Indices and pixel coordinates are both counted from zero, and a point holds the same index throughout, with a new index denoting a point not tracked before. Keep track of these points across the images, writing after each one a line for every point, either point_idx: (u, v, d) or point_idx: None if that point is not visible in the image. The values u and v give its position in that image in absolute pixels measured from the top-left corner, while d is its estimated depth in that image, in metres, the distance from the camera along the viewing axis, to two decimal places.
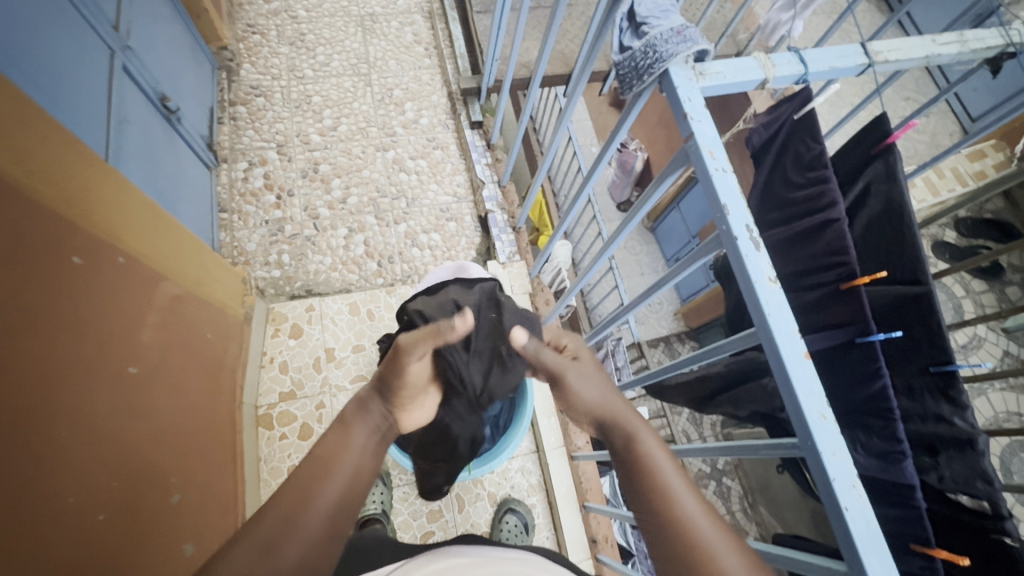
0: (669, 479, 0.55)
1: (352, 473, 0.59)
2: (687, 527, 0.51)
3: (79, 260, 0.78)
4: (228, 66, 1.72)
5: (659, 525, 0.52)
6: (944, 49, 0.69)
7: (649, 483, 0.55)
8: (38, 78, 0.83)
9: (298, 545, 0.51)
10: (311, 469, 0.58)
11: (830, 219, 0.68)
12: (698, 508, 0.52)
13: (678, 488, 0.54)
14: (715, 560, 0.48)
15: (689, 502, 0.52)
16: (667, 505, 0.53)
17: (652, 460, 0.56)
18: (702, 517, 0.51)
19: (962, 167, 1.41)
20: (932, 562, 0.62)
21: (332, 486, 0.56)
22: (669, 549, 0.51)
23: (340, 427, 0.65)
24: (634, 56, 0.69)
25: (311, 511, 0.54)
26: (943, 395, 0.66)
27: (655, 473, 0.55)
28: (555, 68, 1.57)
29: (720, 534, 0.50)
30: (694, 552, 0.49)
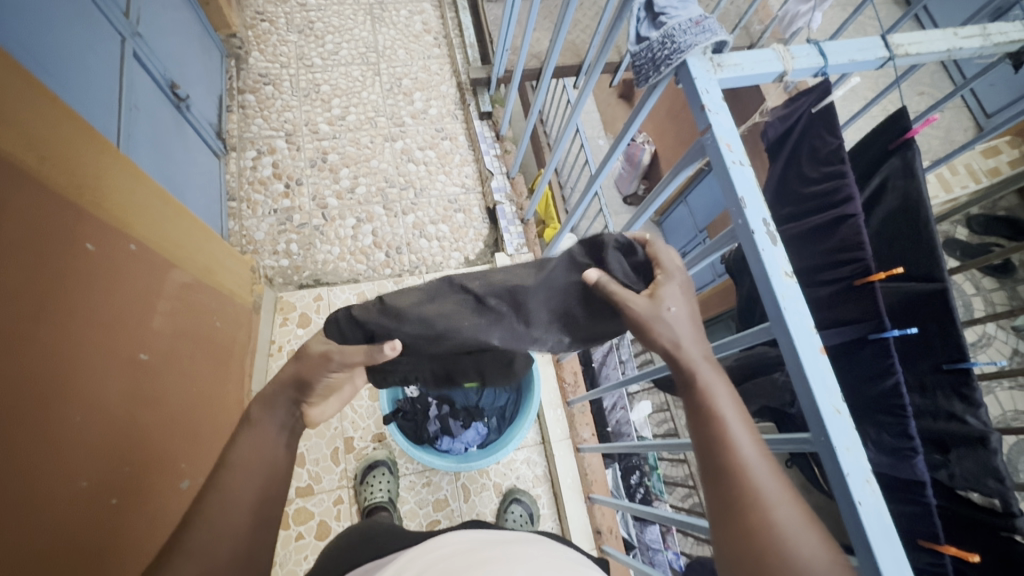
0: (729, 423, 0.55)
1: (267, 466, 0.60)
2: (742, 472, 0.51)
3: (92, 246, 0.78)
4: (237, 54, 1.71)
5: (715, 464, 0.53)
6: (966, 43, 0.68)
7: (710, 424, 0.55)
8: (49, 63, 0.83)
9: (228, 542, 0.54)
10: (225, 471, 0.58)
11: (846, 214, 0.67)
12: (757, 456, 0.52)
13: (738, 434, 0.54)
14: (762, 503, 0.49)
15: (745, 448, 0.52)
16: (726, 447, 0.53)
17: (716, 403, 0.56)
18: (758, 466, 0.52)
19: (976, 163, 1.39)
20: (940, 557, 0.63)
21: (246, 483, 0.57)
22: (719, 486, 0.52)
23: (248, 425, 0.62)
24: (652, 46, 0.69)
25: (232, 506, 0.56)
26: (956, 392, 0.66)
27: (717, 416, 0.55)
28: (566, 59, 1.56)
29: (775, 483, 0.50)
30: (744, 494, 0.50)
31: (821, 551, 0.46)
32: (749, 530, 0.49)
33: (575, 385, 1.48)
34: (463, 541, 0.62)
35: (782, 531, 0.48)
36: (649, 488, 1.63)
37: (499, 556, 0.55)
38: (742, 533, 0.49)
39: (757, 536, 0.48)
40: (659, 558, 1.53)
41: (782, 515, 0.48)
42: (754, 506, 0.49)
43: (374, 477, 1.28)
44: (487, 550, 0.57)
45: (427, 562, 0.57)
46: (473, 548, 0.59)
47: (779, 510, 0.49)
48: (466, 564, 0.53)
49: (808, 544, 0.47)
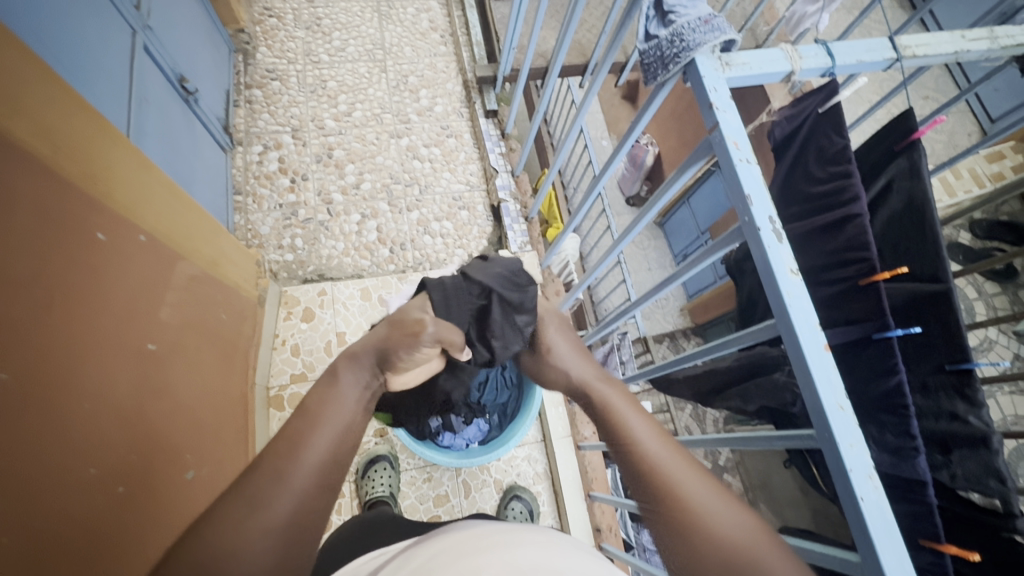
0: (632, 424, 0.59)
1: (342, 427, 0.61)
2: (647, 460, 0.55)
3: (102, 236, 0.79)
4: (244, 49, 1.72)
5: (626, 458, 0.57)
6: (974, 45, 0.68)
7: (617, 429, 0.60)
8: (60, 52, 0.83)
9: (290, 497, 0.51)
10: (299, 426, 0.59)
11: (852, 213, 0.68)
12: (659, 443, 0.56)
13: (639, 430, 0.58)
14: (670, 482, 0.52)
15: (651, 440, 0.57)
16: (630, 444, 0.57)
17: (619, 413, 0.62)
18: (662, 451, 0.55)
19: (980, 168, 1.39)
20: (940, 557, 0.63)
21: (321, 439, 0.58)
22: (636, 483, 0.55)
23: (327, 386, 0.67)
24: (660, 45, 0.69)
25: (300, 463, 0.54)
26: (959, 393, 0.66)
27: (621, 420, 0.61)
28: (572, 58, 1.56)
29: (679, 462, 0.54)
30: (654, 480, 0.53)
31: (726, 514, 0.49)
32: (666, 512, 0.51)
33: None
34: (468, 528, 0.61)
35: (690, 501, 0.50)
36: None
37: (503, 541, 0.55)
38: (664, 518, 0.51)
39: (674, 514, 0.50)
40: (657, 558, 1.53)
41: (691, 488, 0.52)
42: (664, 487, 0.52)
43: (375, 472, 1.29)
44: (491, 535, 0.56)
45: (432, 548, 0.57)
46: (480, 533, 0.58)
47: (687, 485, 0.52)
48: (469, 549, 0.53)
49: (716, 508, 0.50)
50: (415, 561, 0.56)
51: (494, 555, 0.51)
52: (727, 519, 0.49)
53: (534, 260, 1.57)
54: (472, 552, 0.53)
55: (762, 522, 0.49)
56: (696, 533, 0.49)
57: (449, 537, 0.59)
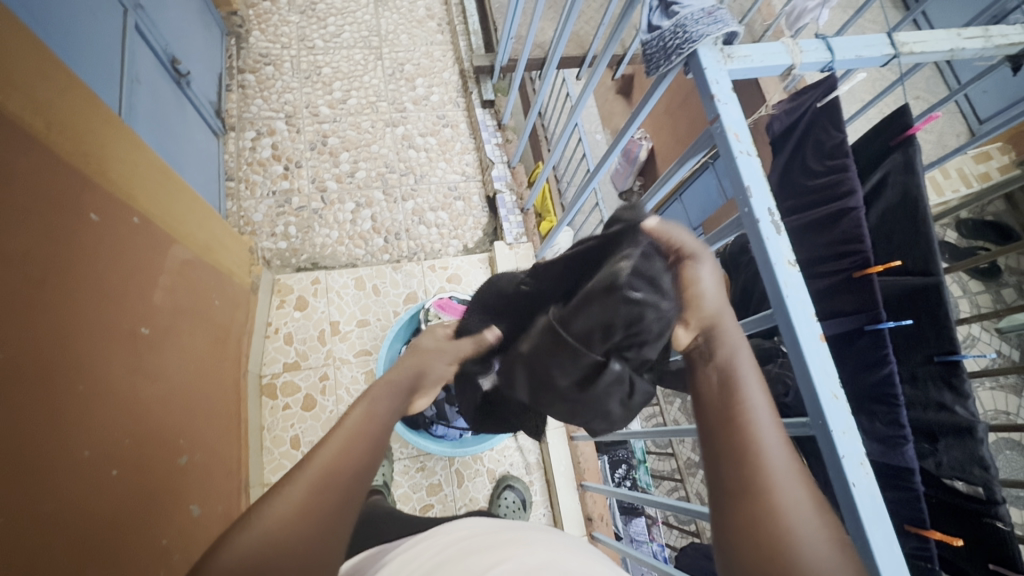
0: (756, 398, 0.47)
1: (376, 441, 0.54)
2: (757, 446, 0.44)
3: (95, 218, 0.77)
4: (237, 32, 1.69)
5: (725, 427, 0.47)
6: (969, 44, 0.70)
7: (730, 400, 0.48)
8: (51, 27, 0.81)
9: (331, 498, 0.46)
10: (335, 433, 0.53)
11: (847, 207, 0.69)
12: (777, 436, 0.46)
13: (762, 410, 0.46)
14: (775, 489, 0.42)
15: (765, 421, 0.46)
16: (748, 425, 0.46)
17: (742, 377, 0.49)
18: (780, 453, 0.44)
19: (967, 168, 1.41)
20: (925, 542, 0.65)
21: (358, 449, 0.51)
22: (734, 468, 0.44)
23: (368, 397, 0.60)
24: (663, 36, 0.69)
25: (338, 470, 0.48)
26: (946, 382, 0.68)
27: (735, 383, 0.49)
28: (570, 50, 1.56)
29: (793, 466, 0.44)
30: (760, 475, 0.43)
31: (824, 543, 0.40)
32: (758, 511, 0.42)
33: None
34: (478, 526, 0.63)
35: (794, 518, 0.41)
36: (636, 479, 1.66)
37: (512, 539, 0.57)
38: (753, 521, 0.42)
39: (766, 521, 0.41)
40: (646, 548, 1.55)
41: (789, 495, 0.42)
42: (770, 489, 0.42)
43: None
44: (498, 541, 0.56)
45: (442, 543, 0.59)
46: (490, 532, 0.60)
47: (791, 494, 0.42)
48: (478, 550, 0.54)
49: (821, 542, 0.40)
50: (421, 563, 0.56)
51: (507, 551, 0.53)
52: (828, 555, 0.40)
53: (529, 251, 1.57)
54: (484, 548, 0.55)
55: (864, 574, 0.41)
56: (785, 553, 0.39)
57: (462, 532, 0.61)
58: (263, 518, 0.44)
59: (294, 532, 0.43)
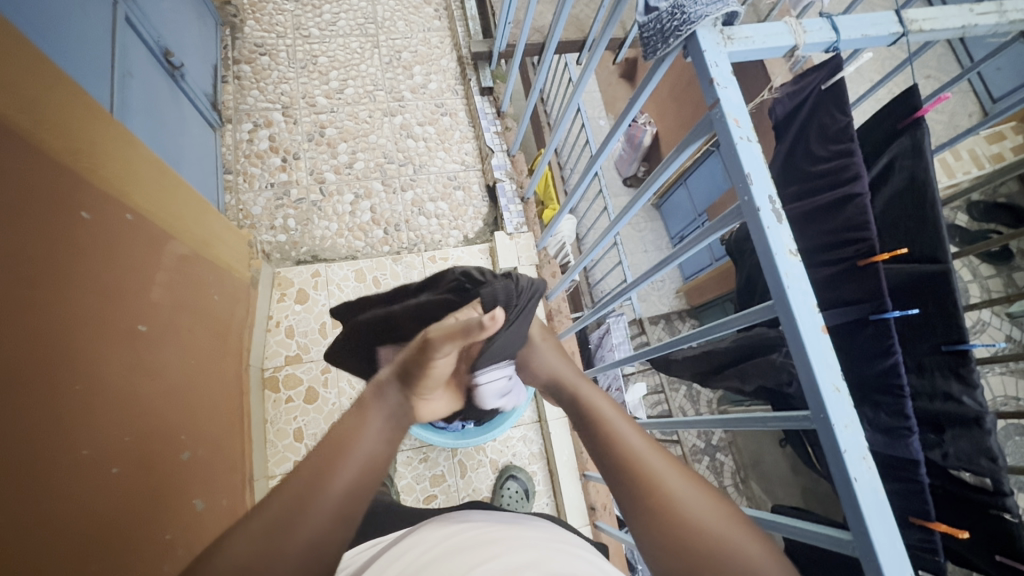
0: (616, 422, 0.58)
1: (366, 461, 0.54)
2: (625, 447, 0.54)
3: (88, 215, 0.77)
4: (231, 22, 1.66)
5: (599, 444, 0.57)
6: (982, 19, 0.66)
7: (598, 426, 0.58)
8: (38, 22, 0.80)
9: (307, 529, 0.47)
10: (324, 454, 0.53)
11: (853, 192, 0.67)
12: (642, 441, 0.55)
13: (623, 427, 0.57)
14: (657, 478, 0.50)
15: (628, 427, 0.57)
16: (616, 441, 0.55)
17: (601, 411, 0.60)
18: (648, 449, 0.53)
19: (979, 149, 1.37)
20: (930, 534, 0.64)
21: (346, 470, 0.52)
22: (620, 480, 0.52)
23: (357, 412, 0.60)
24: (660, 17, 0.66)
25: (322, 492, 0.49)
26: (954, 372, 0.66)
27: (596, 411, 0.61)
28: (570, 34, 1.52)
29: (656, 447, 0.54)
30: (639, 474, 0.51)
31: (697, 494, 0.49)
32: (644, 492, 0.50)
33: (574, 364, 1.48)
34: (470, 522, 0.62)
35: (671, 484, 0.50)
36: None
37: (504, 536, 0.56)
38: (649, 516, 0.49)
39: (651, 496, 0.49)
40: None
41: (661, 469, 0.51)
42: (650, 482, 0.50)
43: None
44: (491, 538, 0.56)
45: (433, 540, 0.58)
46: (480, 529, 0.59)
47: (665, 470, 0.51)
48: (470, 547, 0.54)
49: (702, 507, 0.48)
50: (412, 558, 0.56)
51: (494, 550, 0.53)
52: (703, 504, 0.48)
53: (530, 241, 1.55)
54: (474, 547, 0.54)
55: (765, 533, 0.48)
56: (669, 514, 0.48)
57: (455, 528, 0.60)
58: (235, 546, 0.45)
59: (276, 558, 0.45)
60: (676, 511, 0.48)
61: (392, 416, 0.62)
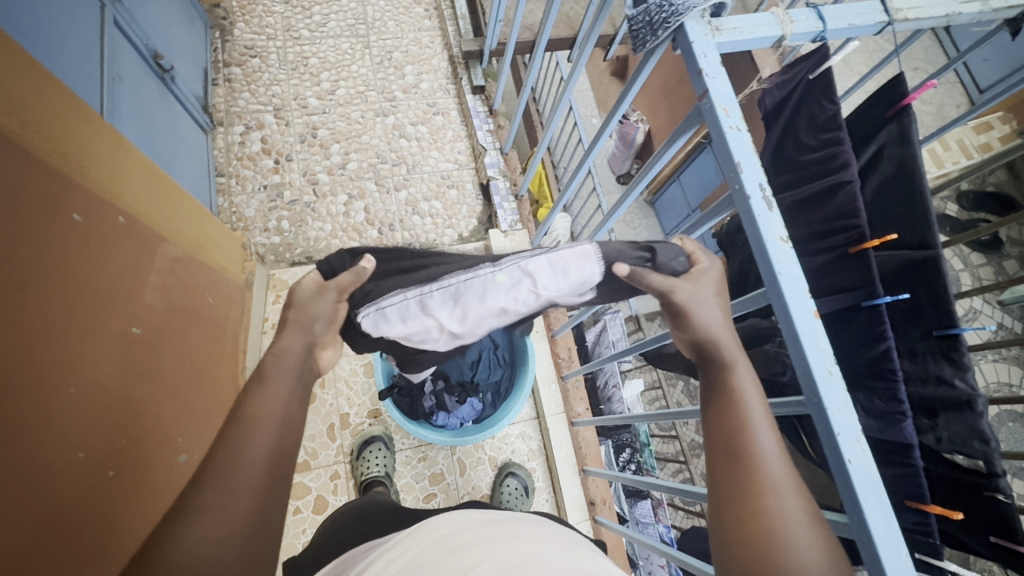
0: (753, 411, 0.53)
1: (281, 421, 0.50)
2: (756, 461, 0.50)
3: (79, 217, 0.77)
4: (221, 24, 1.65)
5: (730, 442, 0.52)
6: (965, 7, 0.67)
7: (733, 411, 0.54)
8: (26, 25, 0.80)
9: (240, 500, 0.45)
10: (233, 426, 0.49)
11: (842, 180, 0.67)
12: (773, 444, 0.51)
13: (758, 420, 0.52)
14: (775, 496, 0.48)
15: (765, 439, 0.51)
16: (745, 434, 0.52)
17: (740, 388, 0.55)
18: (778, 469, 0.50)
19: (968, 138, 1.38)
20: (925, 516, 0.65)
21: (261, 439, 0.48)
22: (730, 473, 0.51)
23: (258, 379, 0.52)
24: (648, 10, 0.66)
25: (245, 466, 0.46)
26: (945, 356, 0.67)
27: (741, 402, 0.54)
28: (560, 31, 1.52)
29: (788, 474, 0.49)
30: (753, 480, 0.49)
31: (813, 542, 0.46)
32: (756, 516, 0.48)
33: (569, 359, 1.49)
34: (464, 519, 0.62)
35: (789, 523, 0.47)
36: (641, 462, 1.68)
37: (500, 534, 0.56)
38: (745, 519, 0.48)
39: (760, 524, 0.47)
40: (652, 530, 1.56)
41: (782, 503, 0.48)
42: (762, 493, 0.48)
43: (370, 452, 1.29)
44: (483, 535, 0.56)
45: (422, 543, 0.58)
46: (469, 529, 0.59)
47: (787, 502, 0.48)
48: (467, 545, 0.54)
49: (809, 540, 0.46)
50: (408, 556, 0.56)
51: (487, 551, 0.52)
52: (816, 553, 0.46)
53: (524, 238, 1.56)
54: (468, 544, 0.54)
55: (837, 539, 0.47)
56: (775, 554, 0.46)
57: (449, 527, 0.60)
58: (190, 529, 0.43)
59: (221, 535, 0.43)
60: (783, 552, 0.46)
61: (301, 370, 0.56)
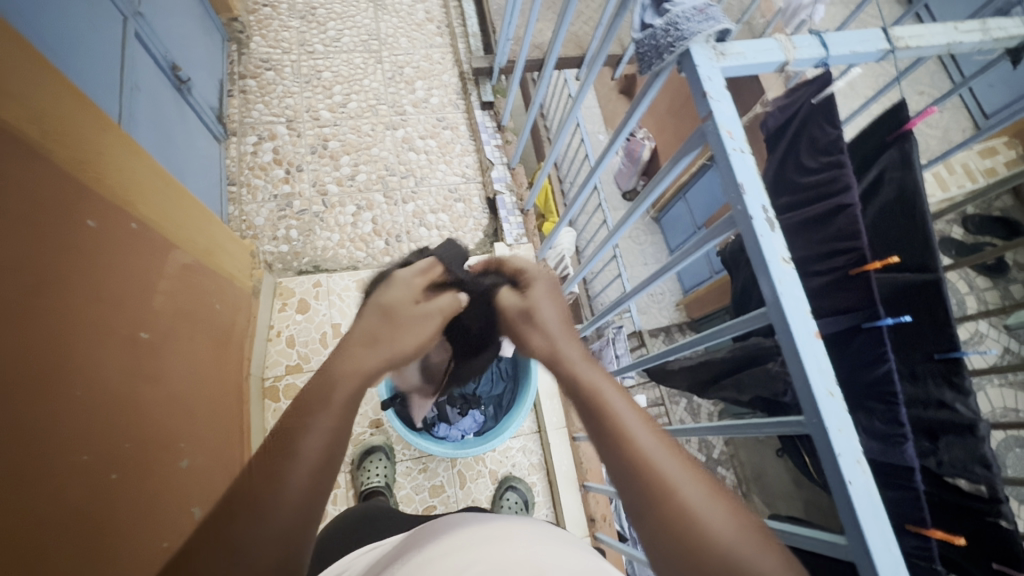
0: (623, 412, 0.48)
1: (321, 460, 0.47)
2: (641, 462, 0.44)
3: (93, 223, 0.78)
4: (238, 38, 1.70)
5: (610, 453, 0.47)
6: (966, 37, 0.68)
7: (599, 417, 0.49)
8: (50, 37, 0.82)
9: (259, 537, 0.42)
10: (275, 453, 0.46)
11: (844, 203, 0.68)
12: (653, 437, 0.46)
13: (627, 419, 0.48)
14: (671, 488, 0.43)
15: (643, 433, 0.46)
16: (625, 440, 0.46)
17: (601, 393, 0.51)
18: (665, 456, 0.45)
19: (972, 162, 1.39)
20: (927, 541, 0.64)
21: (299, 469, 0.45)
22: (626, 487, 0.44)
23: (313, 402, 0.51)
24: (655, 34, 0.69)
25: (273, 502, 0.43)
26: (947, 380, 0.67)
27: (605, 406, 0.49)
28: (568, 50, 1.55)
29: (678, 460, 0.45)
30: (649, 484, 0.43)
31: (723, 519, 0.41)
32: (664, 520, 0.42)
33: None
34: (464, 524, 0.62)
35: (694, 512, 0.41)
36: None
37: (504, 536, 0.56)
38: (657, 528, 0.42)
39: (672, 524, 0.41)
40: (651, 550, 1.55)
41: (683, 491, 0.43)
42: (662, 493, 0.42)
43: (371, 462, 1.30)
44: (480, 540, 0.55)
45: (428, 541, 0.58)
46: (472, 526, 0.59)
47: (687, 490, 0.43)
48: (461, 548, 0.54)
49: (720, 518, 0.41)
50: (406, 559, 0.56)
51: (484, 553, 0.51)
52: (729, 531, 0.41)
53: (529, 252, 1.57)
54: (465, 548, 0.54)
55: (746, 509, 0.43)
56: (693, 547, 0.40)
57: (448, 530, 0.60)
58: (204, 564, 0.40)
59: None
60: (698, 541, 0.40)
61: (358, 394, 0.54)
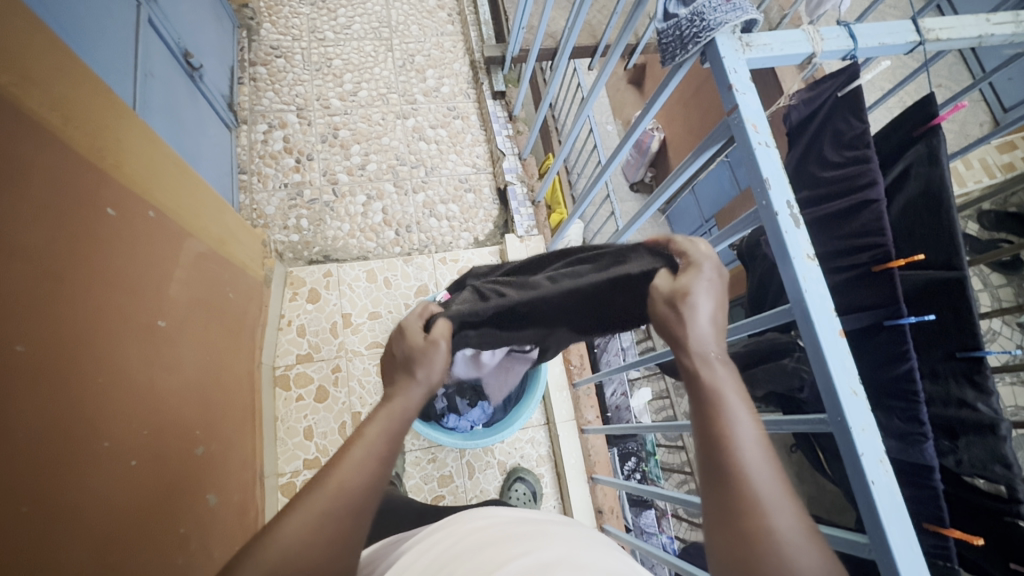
0: (739, 422, 0.46)
1: (380, 461, 0.50)
2: (742, 478, 0.44)
3: (112, 211, 0.78)
4: (248, 24, 1.68)
5: (714, 458, 0.46)
6: (998, 29, 0.67)
7: (712, 420, 0.47)
8: (68, 24, 0.82)
9: (324, 521, 0.45)
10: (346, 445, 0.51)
11: (869, 199, 0.67)
12: (761, 458, 0.45)
13: (742, 431, 0.46)
14: (764, 512, 0.42)
15: (751, 451, 0.45)
16: (730, 452, 0.45)
17: (721, 394, 0.48)
18: (768, 480, 0.44)
19: (990, 158, 1.37)
20: (944, 540, 0.64)
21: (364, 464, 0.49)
22: (721, 496, 0.45)
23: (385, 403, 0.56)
24: (680, 24, 0.67)
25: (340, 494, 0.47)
26: (968, 379, 0.66)
27: (721, 410, 0.47)
28: (582, 40, 1.53)
29: (778, 488, 0.44)
30: (744, 501, 0.43)
31: (809, 559, 0.41)
32: (746, 538, 0.42)
33: (581, 367, 1.48)
34: (487, 518, 0.62)
35: (782, 542, 0.41)
36: (647, 472, 1.68)
37: (527, 533, 0.56)
38: (736, 540, 0.43)
39: (755, 545, 0.42)
40: (655, 540, 1.56)
41: (775, 519, 0.42)
42: (751, 514, 0.43)
43: None
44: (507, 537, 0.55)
45: (455, 535, 0.58)
46: (501, 524, 0.59)
47: (779, 519, 0.42)
48: (487, 545, 0.54)
49: (806, 557, 0.41)
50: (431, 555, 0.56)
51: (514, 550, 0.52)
52: (813, 571, 0.41)
53: (540, 244, 1.57)
54: (492, 544, 0.54)
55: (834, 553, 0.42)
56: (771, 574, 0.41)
57: (470, 525, 0.60)
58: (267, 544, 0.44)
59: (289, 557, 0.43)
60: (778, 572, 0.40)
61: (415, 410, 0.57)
